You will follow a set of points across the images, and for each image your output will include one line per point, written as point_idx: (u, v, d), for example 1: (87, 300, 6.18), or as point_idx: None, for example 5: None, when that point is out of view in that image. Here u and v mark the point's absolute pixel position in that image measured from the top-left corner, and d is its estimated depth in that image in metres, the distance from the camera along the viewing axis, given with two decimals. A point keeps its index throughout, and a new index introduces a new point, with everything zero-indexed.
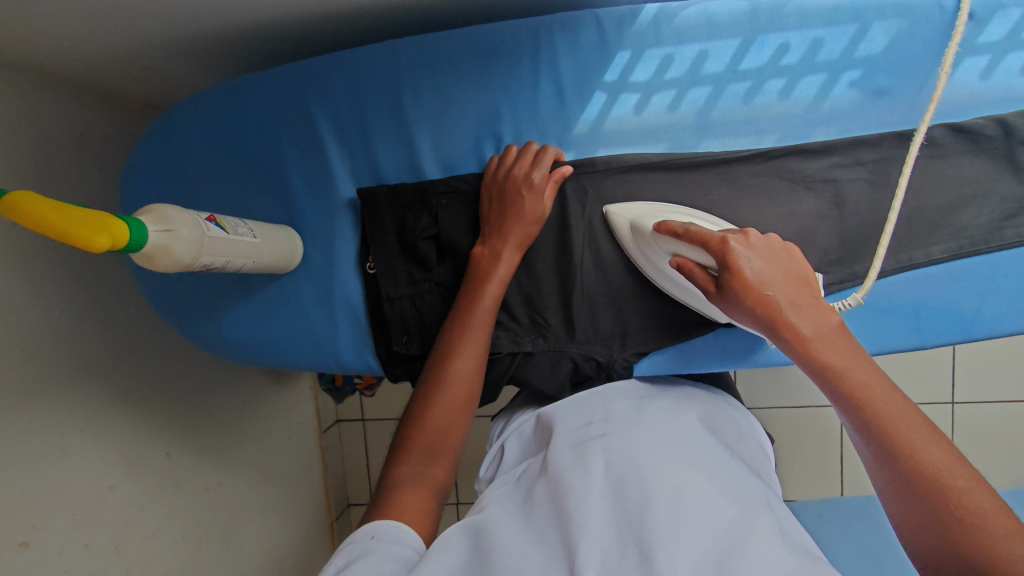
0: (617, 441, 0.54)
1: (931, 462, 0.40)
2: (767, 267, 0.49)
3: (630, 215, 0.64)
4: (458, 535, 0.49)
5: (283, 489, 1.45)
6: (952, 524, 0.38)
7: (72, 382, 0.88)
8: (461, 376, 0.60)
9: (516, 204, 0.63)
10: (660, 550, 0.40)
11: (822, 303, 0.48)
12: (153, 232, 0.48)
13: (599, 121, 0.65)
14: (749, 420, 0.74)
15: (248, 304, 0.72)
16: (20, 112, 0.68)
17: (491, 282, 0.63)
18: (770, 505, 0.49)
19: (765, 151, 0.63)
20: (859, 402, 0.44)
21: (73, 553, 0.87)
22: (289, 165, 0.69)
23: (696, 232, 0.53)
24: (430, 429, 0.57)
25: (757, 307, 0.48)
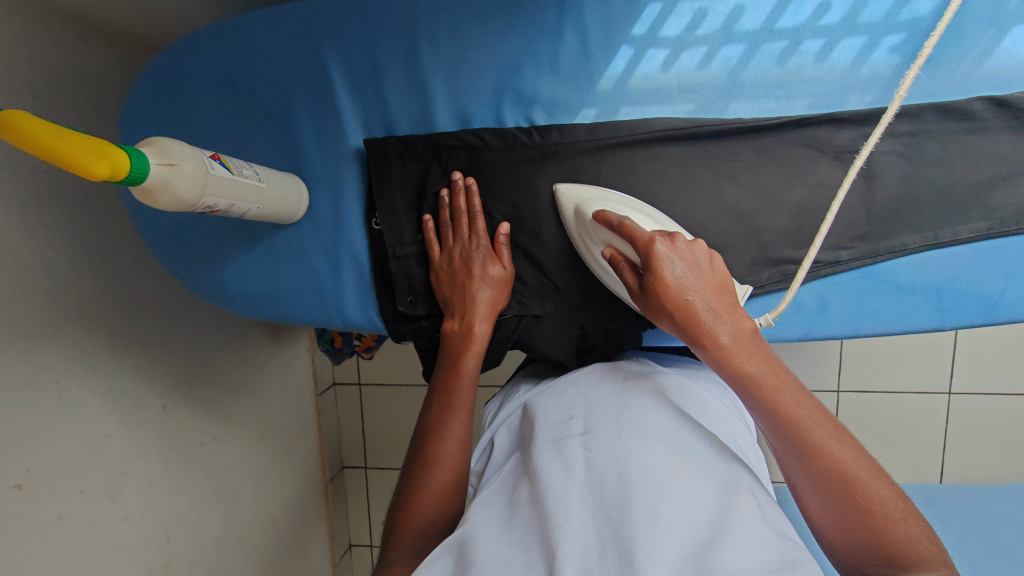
0: (598, 438, 0.54)
1: (841, 455, 0.47)
2: (687, 269, 0.52)
3: (575, 197, 0.62)
4: (445, 556, 0.51)
5: (278, 448, 1.45)
6: (862, 512, 0.46)
7: (70, 328, 0.86)
8: (446, 457, 0.60)
9: (480, 289, 0.64)
10: (639, 549, 0.42)
11: (735, 312, 0.52)
12: (154, 165, 0.45)
13: (624, 77, 0.62)
14: (733, 400, 0.76)
15: (251, 254, 0.70)
16: (17, 39, 0.64)
17: (467, 359, 0.63)
18: (755, 490, 0.51)
19: (795, 117, 0.61)
20: (777, 407, 0.48)
21: (69, 499, 0.87)
22: (298, 109, 0.67)
23: (629, 227, 0.54)
24: (419, 516, 0.58)
25: (680, 318, 0.51)
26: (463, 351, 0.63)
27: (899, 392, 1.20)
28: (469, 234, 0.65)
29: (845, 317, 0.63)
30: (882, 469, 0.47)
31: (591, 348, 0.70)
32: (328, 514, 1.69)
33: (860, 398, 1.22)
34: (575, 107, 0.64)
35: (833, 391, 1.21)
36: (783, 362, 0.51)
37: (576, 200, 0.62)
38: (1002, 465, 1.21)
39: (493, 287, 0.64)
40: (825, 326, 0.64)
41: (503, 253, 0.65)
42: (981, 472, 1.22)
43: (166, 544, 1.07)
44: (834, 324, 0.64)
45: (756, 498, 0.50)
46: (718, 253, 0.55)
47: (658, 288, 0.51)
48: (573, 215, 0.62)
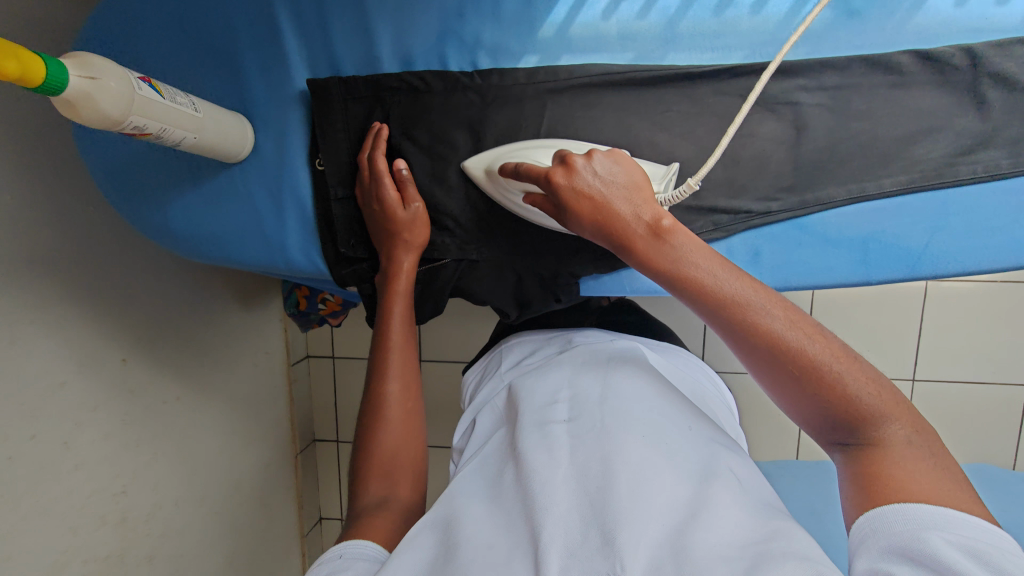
0: (583, 423, 0.55)
1: (774, 325, 0.46)
2: (596, 183, 0.53)
3: (483, 164, 0.64)
4: (427, 533, 0.51)
5: (246, 413, 1.46)
6: (804, 372, 0.45)
7: (25, 273, 0.87)
8: (394, 398, 0.62)
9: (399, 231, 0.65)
10: (620, 529, 0.43)
11: (650, 205, 0.52)
12: (75, 77, 0.46)
13: (565, 25, 0.63)
14: (710, 379, 0.80)
15: (196, 193, 0.71)
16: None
17: (397, 300, 0.66)
18: (738, 467, 0.52)
19: (729, 68, 0.62)
20: (697, 295, 0.48)
21: (19, 442, 0.87)
22: (243, 47, 0.67)
23: (529, 168, 0.57)
24: (379, 456, 0.59)
25: (602, 223, 0.52)
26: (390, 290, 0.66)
27: None
28: (371, 177, 0.66)
29: (775, 268, 0.64)
30: (798, 307, 0.47)
31: (527, 302, 0.71)
32: (296, 484, 1.69)
33: None
34: (517, 54, 0.65)
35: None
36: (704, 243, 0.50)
37: (484, 165, 0.64)
38: (956, 444, 1.24)
39: (408, 228, 0.65)
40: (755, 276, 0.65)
41: (410, 191, 0.65)
42: None
43: (123, 497, 1.07)
44: (763, 276, 0.65)
45: (740, 479, 0.50)
46: (622, 150, 0.56)
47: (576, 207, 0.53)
48: (486, 179, 0.64)
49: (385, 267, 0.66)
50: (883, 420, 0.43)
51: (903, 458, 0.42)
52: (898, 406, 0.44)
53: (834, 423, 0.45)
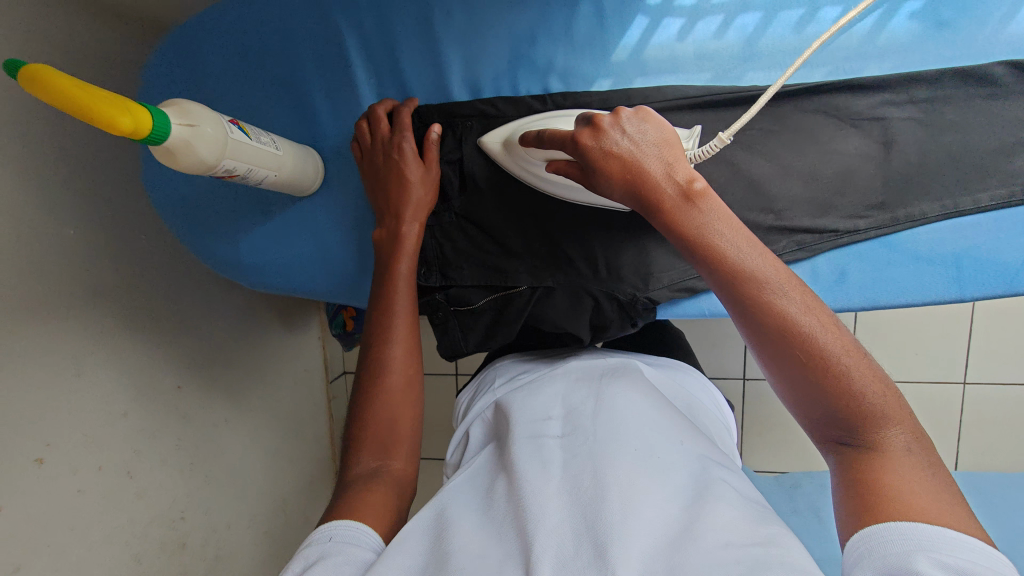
0: (576, 440, 0.51)
1: (790, 309, 0.44)
2: (628, 142, 0.49)
3: (499, 139, 0.63)
4: (418, 532, 0.48)
5: (289, 433, 1.46)
6: (816, 367, 0.43)
7: (88, 306, 0.87)
8: (398, 364, 0.61)
9: (412, 187, 0.63)
10: (614, 544, 0.40)
11: (681, 167, 0.49)
12: (175, 125, 0.46)
13: (640, 46, 0.62)
14: (711, 393, 0.76)
15: (265, 226, 0.71)
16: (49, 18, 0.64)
17: (401, 261, 0.64)
18: (730, 477, 0.49)
19: (813, 85, 0.60)
20: (716, 270, 0.46)
21: (86, 474, 0.88)
22: (310, 78, 0.67)
23: (551, 135, 0.54)
24: (376, 427, 0.58)
25: (630, 183, 0.49)
26: (395, 253, 0.63)
27: (911, 378, 1.18)
28: (394, 128, 0.64)
29: (863, 288, 0.62)
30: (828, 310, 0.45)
31: (602, 326, 0.68)
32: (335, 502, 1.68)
33: None
34: (591, 78, 0.64)
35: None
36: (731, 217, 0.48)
37: (500, 139, 0.62)
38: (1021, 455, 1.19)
39: (422, 186, 0.64)
40: (840, 295, 0.63)
41: (431, 154, 0.65)
42: (994, 462, 1.21)
43: (182, 522, 1.07)
44: (851, 296, 0.63)
45: (735, 489, 0.47)
46: (652, 108, 0.53)
47: (606, 166, 0.50)
48: (503, 152, 0.63)
49: (391, 229, 0.64)
50: (885, 423, 0.42)
51: (903, 466, 0.41)
52: (902, 412, 0.43)
53: (829, 420, 0.44)
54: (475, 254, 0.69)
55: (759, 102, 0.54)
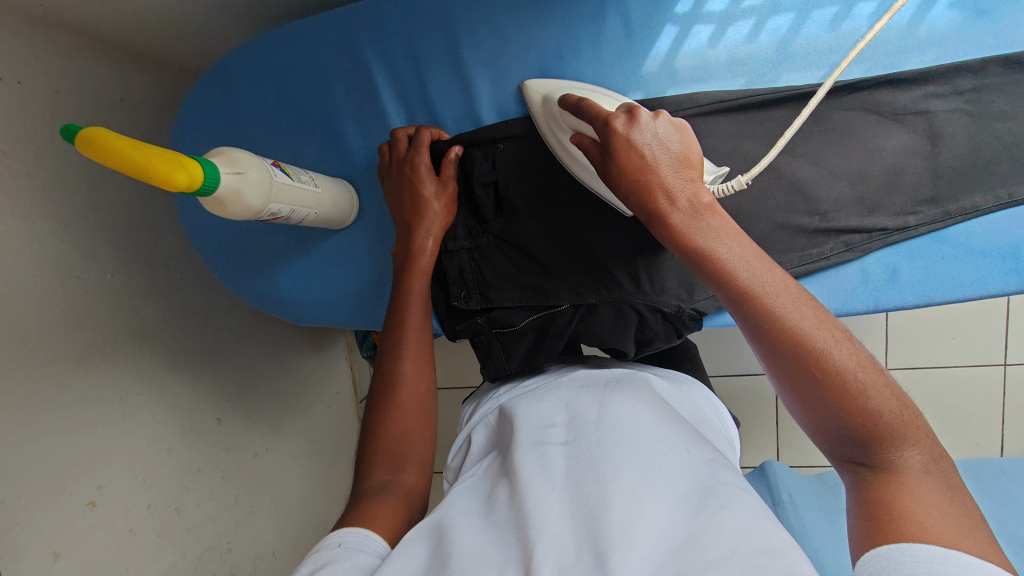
0: (581, 447, 0.49)
1: (802, 324, 0.43)
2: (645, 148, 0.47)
3: (543, 89, 0.62)
4: (422, 540, 0.46)
5: (327, 456, 1.46)
6: (827, 385, 0.42)
7: (130, 348, 0.89)
8: (411, 378, 0.61)
9: (431, 203, 0.64)
10: (614, 551, 0.38)
11: (694, 186, 0.48)
12: (224, 174, 0.46)
13: (670, 56, 0.62)
14: (714, 407, 0.73)
15: (303, 260, 0.72)
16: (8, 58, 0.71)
17: (416, 275, 0.64)
18: (739, 482, 0.46)
19: (854, 83, 0.59)
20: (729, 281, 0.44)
21: (137, 513, 0.89)
22: (342, 112, 0.68)
23: (591, 106, 0.52)
24: (387, 438, 0.58)
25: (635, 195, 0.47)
26: (411, 267, 0.64)
27: (959, 364, 1.15)
28: (412, 145, 0.65)
29: (915, 286, 0.61)
30: (847, 330, 0.43)
31: (648, 340, 0.68)
32: None
33: (923, 375, 1.17)
34: (622, 91, 0.63)
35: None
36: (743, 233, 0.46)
37: (545, 90, 0.62)
38: None
39: (442, 204, 0.65)
40: (891, 293, 0.61)
41: (448, 172, 0.65)
42: None
43: (229, 554, 1.08)
44: (904, 294, 0.61)
45: (748, 493, 0.44)
46: (685, 120, 0.52)
47: (621, 169, 0.48)
48: (541, 105, 0.61)
49: (407, 243, 0.64)
50: (900, 443, 0.41)
51: (919, 486, 0.40)
52: (920, 431, 0.42)
53: (841, 435, 0.42)
54: (515, 275, 0.68)
55: (814, 101, 0.51)
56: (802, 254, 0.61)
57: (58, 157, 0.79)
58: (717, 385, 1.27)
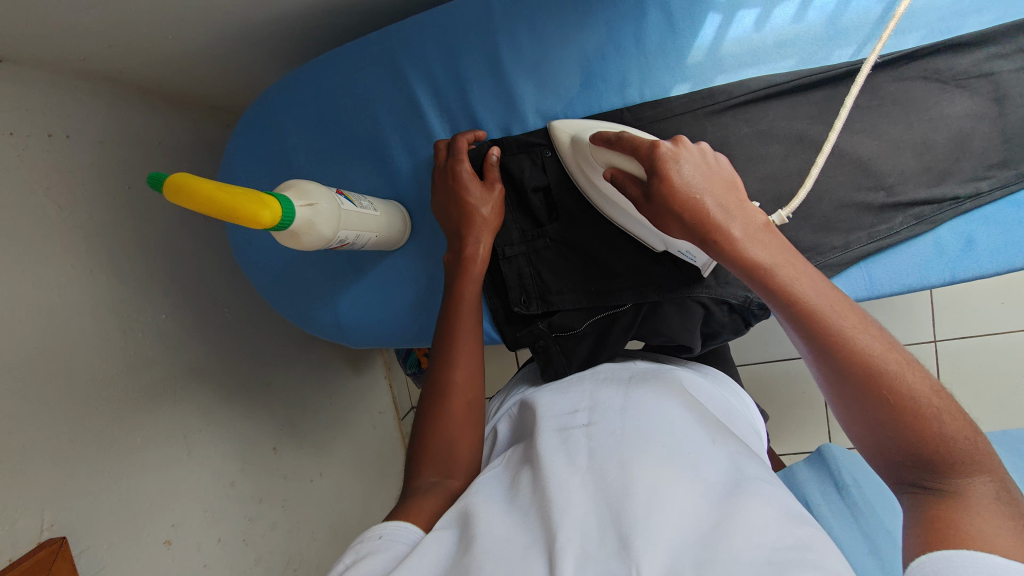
0: (602, 432, 0.50)
1: (870, 348, 0.43)
2: (691, 173, 0.49)
3: (570, 129, 0.62)
4: (447, 524, 0.48)
5: (380, 477, 1.44)
6: (890, 406, 0.41)
7: (189, 384, 0.89)
8: (462, 385, 0.61)
9: (480, 206, 0.64)
10: (638, 535, 0.38)
11: (746, 207, 0.49)
12: (298, 207, 0.47)
13: (716, 44, 0.61)
14: (740, 396, 0.71)
15: (360, 284, 0.73)
16: (51, 114, 0.74)
17: (470, 282, 0.64)
18: (765, 479, 0.46)
19: (910, 52, 0.58)
20: (790, 300, 0.45)
21: (209, 548, 0.89)
22: (388, 134, 0.69)
23: (632, 138, 0.52)
24: (437, 444, 0.58)
25: (690, 218, 0.48)
26: (463, 273, 0.64)
27: None
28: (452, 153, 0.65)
29: (994, 253, 0.59)
30: (914, 358, 0.43)
31: (713, 333, 0.69)
32: None
33: (993, 342, 1.12)
34: (668, 85, 0.62)
35: (929, 340, 1.13)
36: (797, 253, 0.48)
37: (571, 131, 0.61)
38: None
39: (492, 207, 0.65)
40: (970, 260, 0.59)
41: (492, 175, 0.66)
42: None
43: None
44: (982, 262, 0.59)
45: (776, 493, 0.44)
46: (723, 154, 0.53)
47: (669, 191, 0.48)
48: (569, 146, 0.62)
49: (459, 249, 0.64)
50: (972, 467, 0.39)
51: (989, 513, 0.37)
52: (993, 460, 0.40)
53: (901, 459, 0.41)
54: (576, 280, 0.69)
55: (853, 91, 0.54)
56: (870, 231, 0.60)
57: (108, 206, 0.81)
58: (767, 372, 1.24)
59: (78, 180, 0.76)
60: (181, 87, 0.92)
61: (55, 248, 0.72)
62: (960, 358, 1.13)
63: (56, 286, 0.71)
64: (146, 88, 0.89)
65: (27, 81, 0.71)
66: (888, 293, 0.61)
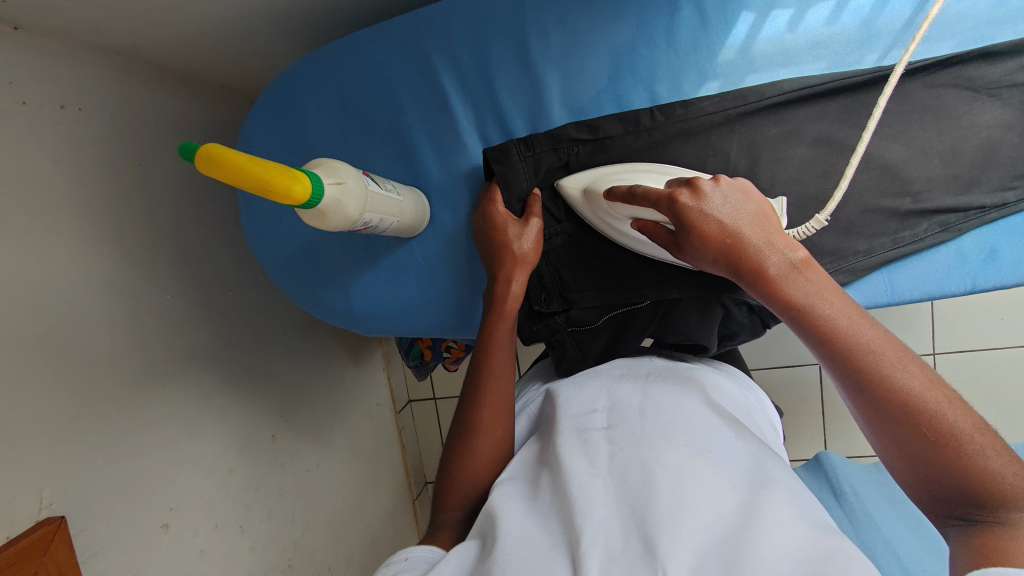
0: (623, 432, 0.49)
1: (912, 385, 0.43)
2: (721, 210, 0.50)
3: (581, 183, 0.63)
4: (472, 536, 0.48)
5: (377, 469, 1.43)
6: (930, 444, 0.41)
7: (192, 367, 0.87)
8: (491, 421, 0.60)
9: (520, 242, 0.64)
10: (663, 537, 0.38)
11: (783, 237, 0.50)
12: (326, 185, 0.46)
13: (748, 42, 0.60)
14: (754, 392, 0.70)
15: (375, 272, 0.72)
16: (60, 83, 0.72)
17: (502, 321, 0.64)
18: (788, 479, 0.45)
19: (943, 59, 0.58)
20: (827, 335, 0.46)
21: (206, 534, 0.87)
22: (411, 121, 0.68)
23: (646, 194, 0.53)
24: (463, 480, 0.58)
25: (725, 258, 0.50)
26: (496, 313, 0.64)
27: None
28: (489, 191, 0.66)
29: (1016, 264, 0.59)
30: (961, 398, 0.42)
31: (732, 333, 0.69)
32: (418, 528, 1.64)
33: (995, 357, 1.12)
34: (698, 82, 0.62)
35: (931, 353, 1.13)
36: (839, 284, 0.48)
37: (582, 185, 0.63)
38: None
39: (532, 243, 0.65)
40: (993, 270, 0.59)
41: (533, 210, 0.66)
42: None
43: (290, 571, 1.05)
44: (1004, 272, 0.59)
45: (795, 491, 0.44)
46: (747, 180, 0.54)
47: (698, 236, 0.50)
48: (582, 199, 0.63)
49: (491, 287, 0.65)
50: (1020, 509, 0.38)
51: None
52: None
53: (949, 498, 0.41)
54: (596, 278, 0.68)
55: (886, 92, 0.54)
56: (895, 237, 0.60)
57: (116, 182, 0.79)
58: (769, 378, 1.23)
59: (88, 153, 0.75)
60: (194, 65, 0.90)
61: (63, 221, 0.70)
62: (962, 372, 1.14)
63: (63, 260, 0.70)
64: (159, 65, 0.87)
65: (40, 50, 0.69)
66: (909, 300, 0.61)
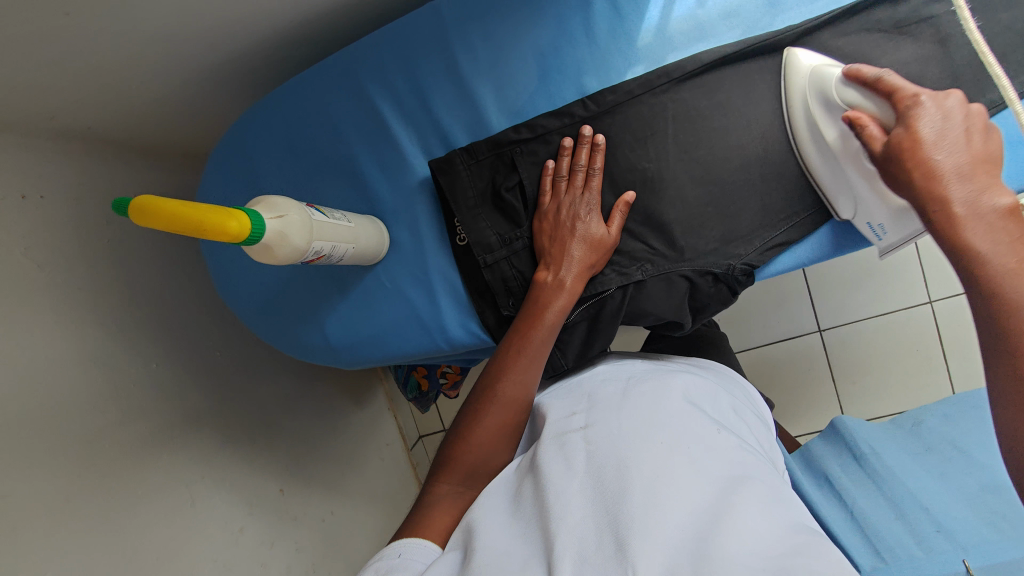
0: (600, 431, 0.48)
1: None
2: (943, 133, 0.50)
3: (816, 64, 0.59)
4: (453, 545, 0.48)
5: (394, 510, 1.40)
6: None
7: (186, 430, 0.87)
8: (511, 401, 0.60)
9: (577, 241, 0.64)
10: (633, 535, 0.38)
11: (996, 184, 0.49)
12: (267, 221, 0.47)
13: (663, 23, 0.63)
14: (741, 388, 0.69)
15: (346, 301, 0.72)
16: (20, 171, 0.74)
17: (551, 310, 0.63)
18: (769, 477, 0.45)
19: (849, 7, 0.61)
20: (991, 288, 0.45)
21: None
22: (358, 151, 0.70)
23: (892, 81, 0.53)
24: (472, 453, 0.58)
25: (923, 181, 0.50)
26: (546, 301, 0.63)
27: None
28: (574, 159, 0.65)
29: None
30: None
31: (701, 307, 0.69)
32: None
33: None
34: (624, 68, 0.64)
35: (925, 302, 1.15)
36: None
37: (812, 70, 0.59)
38: None
39: (589, 245, 0.64)
40: None
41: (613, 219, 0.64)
42: None
43: None
44: None
45: (774, 485, 0.44)
46: (998, 126, 0.52)
47: (910, 140, 0.50)
48: (808, 80, 0.59)
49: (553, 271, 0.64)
50: None
51: None
52: None
53: None
54: None
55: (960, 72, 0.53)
56: None
57: (87, 260, 0.80)
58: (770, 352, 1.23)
59: (54, 235, 0.76)
60: (153, 138, 0.93)
61: (35, 304, 0.71)
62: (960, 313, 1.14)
63: (37, 342, 0.70)
64: (117, 142, 0.89)
65: None
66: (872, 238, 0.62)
